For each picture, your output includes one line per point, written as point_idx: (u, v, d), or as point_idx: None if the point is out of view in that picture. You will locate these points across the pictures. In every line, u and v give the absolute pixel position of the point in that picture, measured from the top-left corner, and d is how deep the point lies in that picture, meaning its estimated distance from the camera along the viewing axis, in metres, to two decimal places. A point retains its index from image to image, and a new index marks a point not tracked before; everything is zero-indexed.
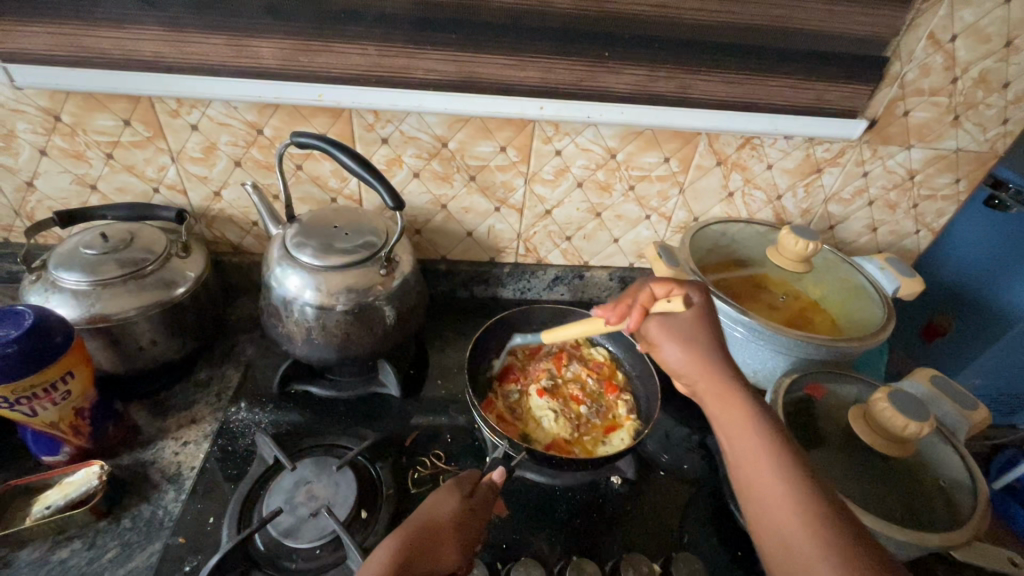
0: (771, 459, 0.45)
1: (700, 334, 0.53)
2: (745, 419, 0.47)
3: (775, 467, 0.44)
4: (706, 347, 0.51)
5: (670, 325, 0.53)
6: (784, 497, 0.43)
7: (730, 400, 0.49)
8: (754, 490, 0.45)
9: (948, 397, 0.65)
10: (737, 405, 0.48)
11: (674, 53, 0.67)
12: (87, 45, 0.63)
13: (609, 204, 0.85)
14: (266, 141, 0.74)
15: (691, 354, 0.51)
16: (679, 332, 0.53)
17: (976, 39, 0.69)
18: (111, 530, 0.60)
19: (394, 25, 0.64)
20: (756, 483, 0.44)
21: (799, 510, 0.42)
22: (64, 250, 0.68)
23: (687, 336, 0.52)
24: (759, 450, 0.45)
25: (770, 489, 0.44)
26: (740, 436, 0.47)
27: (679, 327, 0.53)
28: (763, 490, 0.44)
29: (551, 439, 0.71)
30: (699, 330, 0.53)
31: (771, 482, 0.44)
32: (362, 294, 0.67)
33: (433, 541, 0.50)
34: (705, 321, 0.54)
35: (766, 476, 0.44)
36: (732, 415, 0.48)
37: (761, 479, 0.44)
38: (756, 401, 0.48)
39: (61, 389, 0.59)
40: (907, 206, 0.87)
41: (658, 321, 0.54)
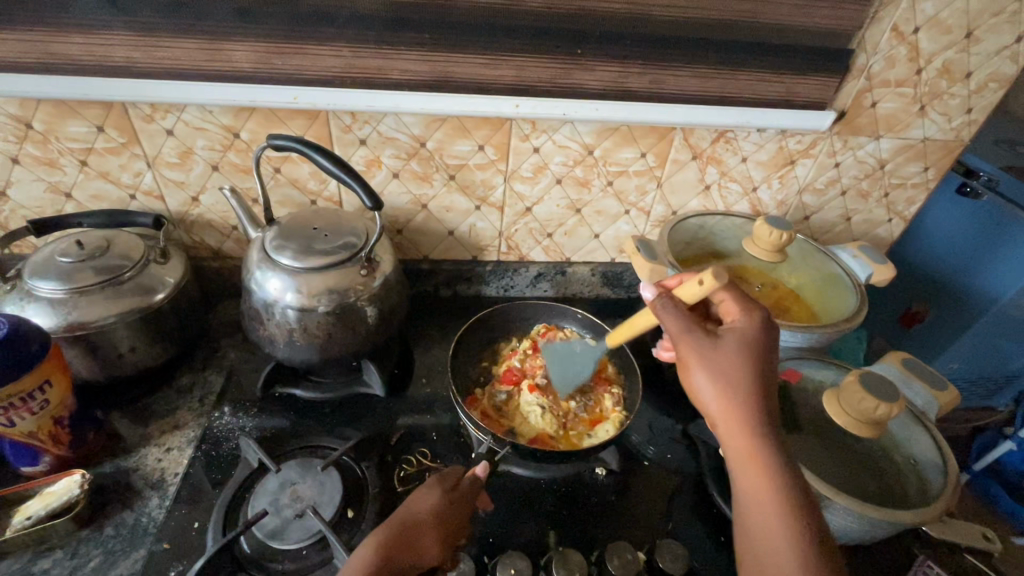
0: (783, 529, 0.43)
1: (746, 377, 0.47)
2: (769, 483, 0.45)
3: (789, 540, 0.43)
4: (743, 392, 0.47)
5: (707, 349, 0.49)
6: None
7: (756, 461, 0.46)
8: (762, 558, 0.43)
9: (917, 377, 0.67)
10: (760, 467, 0.45)
11: (645, 50, 0.68)
12: (56, 51, 0.63)
13: (588, 200, 0.86)
14: (243, 144, 0.74)
15: (723, 391, 0.47)
16: (725, 371, 0.47)
17: (938, 30, 0.71)
18: (94, 538, 0.60)
19: (368, 26, 0.64)
20: (763, 548, 0.44)
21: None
22: (39, 258, 0.67)
23: (732, 378, 0.47)
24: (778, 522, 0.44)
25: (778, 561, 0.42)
26: (756, 494, 0.45)
27: (726, 360, 0.48)
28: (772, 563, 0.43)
29: (535, 433, 0.71)
30: (740, 366, 0.48)
31: (783, 559, 0.42)
32: (343, 295, 0.67)
33: (413, 536, 0.51)
34: (760, 362, 0.48)
35: (778, 549, 0.43)
36: (756, 476, 0.46)
37: (769, 542, 0.43)
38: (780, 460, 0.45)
39: (38, 398, 0.59)
40: (879, 196, 0.89)
41: (710, 346, 0.49)
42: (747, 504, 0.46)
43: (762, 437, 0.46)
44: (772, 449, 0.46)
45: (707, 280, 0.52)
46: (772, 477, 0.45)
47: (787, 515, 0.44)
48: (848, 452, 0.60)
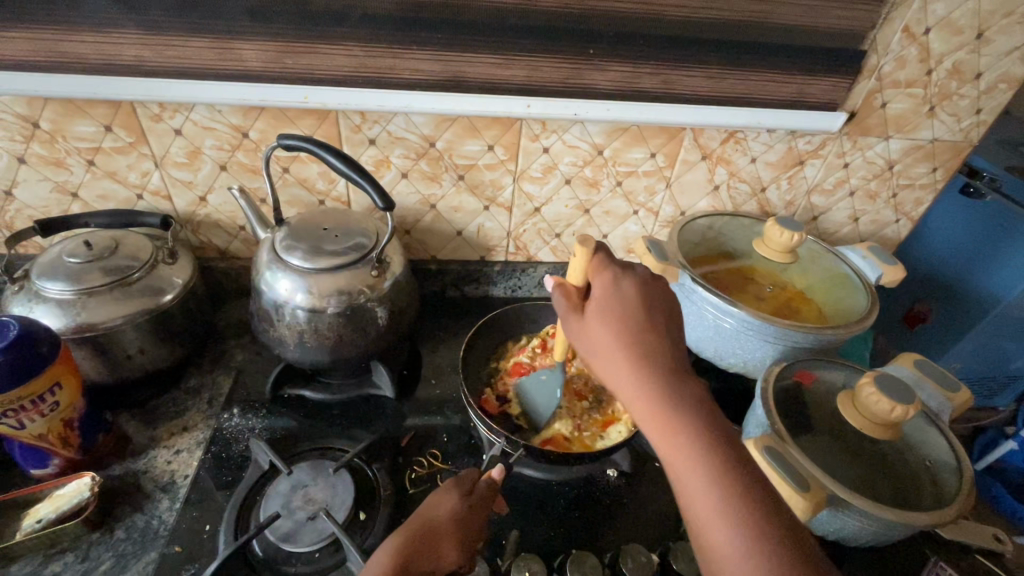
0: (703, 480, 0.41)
1: (618, 347, 0.47)
2: (680, 444, 0.42)
3: (716, 496, 0.40)
4: (622, 359, 0.46)
5: (581, 329, 0.49)
6: (724, 527, 0.39)
7: (660, 421, 0.44)
8: (697, 523, 0.41)
9: (930, 379, 0.67)
10: (663, 421, 0.43)
11: (657, 50, 0.68)
12: (65, 50, 0.62)
13: (597, 200, 0.86)
14: (251, 144, 0.74)
15: (608, 363, 0.47)
16: (600, 348, 0.47)
17: (949, 31, 0.70)
18: (104, 541, 0.60)
19: (379, 26, 0.64)
20: (692, 502, 0.41)
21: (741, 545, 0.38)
22: (47, 258, 0.67)
23: (608, 352, 0.47)
24: (699, 480, 0.41)
25: (711, 520, 0.40)
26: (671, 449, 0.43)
27: (600, 337, 0.48)
28: (705, 526, 0.40)
29: (548, 435, 0.71)
30: (611, 335, 0.47)
31: (708, 510, 0.40)
32: (353, 295, 0.67)
33: (433, 540, 0.51)
34: (631, 324, 0.47)
35: (708, 509, 0.40)
36: (664, 436, 0.43)
37: (693, 496, 0.41)
38: (681, 409, 0.43)
39: (49, 400, 0.58)
40: (887, 196, 0.89)
41: (580, 329, 0.49)
42: (666, 460, 0.44)
43: (654, 401, 0.44)
44: (669, 404, 0.44)
45: (579, 250, 0.49)
46: (678, 434, 0.43)
47: (709, 471, 0.41)
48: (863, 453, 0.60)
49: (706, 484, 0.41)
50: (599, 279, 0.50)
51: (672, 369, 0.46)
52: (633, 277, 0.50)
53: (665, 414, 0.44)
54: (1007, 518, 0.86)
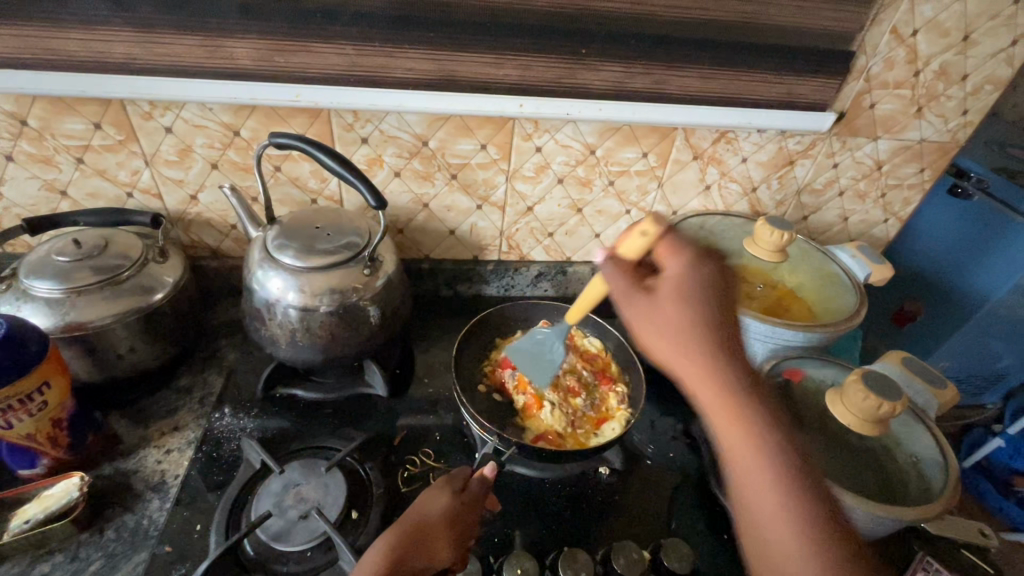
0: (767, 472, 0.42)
1: (697, 331, 0.44)
2: (746, 433, 0.43)
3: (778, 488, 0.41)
4: (693, 341, 0.43)
5: (647, 307, 0.46)
6: (782, 517, 0.41)
7: (727, 411, 0.43)
8: (754, 513, 0.42)
9: (918, 377, 0.68)
10: (733, 410, 0.43)
11: (650, 50, 0.68)
12: (55, 47, 0.62)
13: (589, 199, 0.86)
14: (243, 142, 0.74)
15: (672, 348, 0.44)
16: (674, 330, 0.44)
17: (936, 33, 0.71)
18: (94, 541, 0.59)
19: (372, 24, 0.64)
20: (750, 495, 0.42)
21: (802, 543, 0.40)
22: (36, 257, 0.66)
23: (682, 337, 0.44)
24: (765, 473, 0.42)
25: (769, 509, 0.42)
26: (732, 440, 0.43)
27: (669, 317, 0.45)
28: (766, 518, 0.42)
29: (541, 431, 0.72)
30: (681, 316, 0.44)
31: (768, 503, 0.41)
32: (345, 294, 0.67)
33: (427, 538, 0.51)
34: (708, 306, 0.44)
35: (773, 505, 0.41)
36: (730, 427, 0.43)
37: (755, 488, 0.42)
38: (752, 401, 0.43)
39: (37, 400, 0.58)
40: (876, 196, 0.90)
41: (648, 307, 0.46)
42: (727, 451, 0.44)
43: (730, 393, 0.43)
44: (740, 396, 0.43)
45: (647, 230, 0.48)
46: (745, 423, 0.43)
47: (775, 469, 0.42)
48: (850, 450, 0.61)
49: (770, 476, 0.42)
50: (676, 257, 0.47)
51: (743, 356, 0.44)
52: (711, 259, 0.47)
53: (739, 406, 0.43)
54: (992, 514, 0.88)
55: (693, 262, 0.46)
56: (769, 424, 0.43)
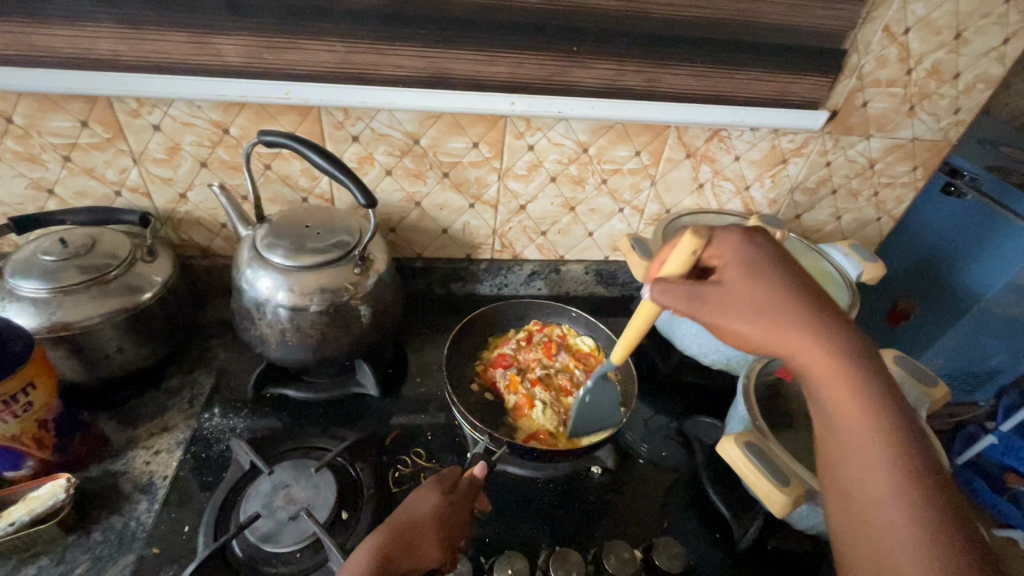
0: (871, 427, 0.42)
1: (780, 305, 0.46)
2: (851, 390, 0.43)
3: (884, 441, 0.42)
4: (781, 315, 0.45)
5: (725, 297, 0.46)
6: (888, 470, 0.41)
7: (830, 370, 0.44)
8: (853, 476, 0.42)
9: (910, 376, 0.68)
10: (836, 369, 0.44)
11: (642, 47, 0.68)
12: (39, 44, 0.61)
13: (582, 198, 0.86)
14: (232, 140, 0.73)
15: (763, 326, 0.45)
16: (756, 309, 0.46)
17: (928, 31, 0.71)
18: (81, 544, 0.59)
19: (361, 21, 0.63)
20: (852, 452, 0.42)
21: (904, 492, 0.40)
22: (22, 256, 0.65)
23: (765, 312, 0.45)
24: (868, 428, 0.42)
25: (872, 462, 0.41)
26: (837, 398, 0.44)
27: (749, 300, 0.46)
28: (865, 480, 0.41)
29: (533, 431, 0.71)
30: (759, 297, 0.46)
31: (873, 458, 0.41)
32: (336, 293, 0.66)
33: (413, 537, 0.51)
34: (782, 285, 0.47)
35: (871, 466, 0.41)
36: (834, 386, 0.44)
37: (858, 444, 0.42)
38: (857, 362, 0.44)
39: (22, 401, 0.57)
40: (868, 194, 0.90)
41: (723, 294, 0.47)
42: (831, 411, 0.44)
43: (832, 356, 0.44)
44: (842, 356, 0.44)
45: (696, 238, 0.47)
46: (850, 382, 0.43)
47: (878, 428, 0.42)
48: None
49: (876, 431, 0.42)
50: (732, 248, 0.49)
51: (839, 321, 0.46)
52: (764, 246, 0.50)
53: (842, 372, 0.44)
54: None
55: (754, 252, 0.49)
56: (871, 380, 0.43)
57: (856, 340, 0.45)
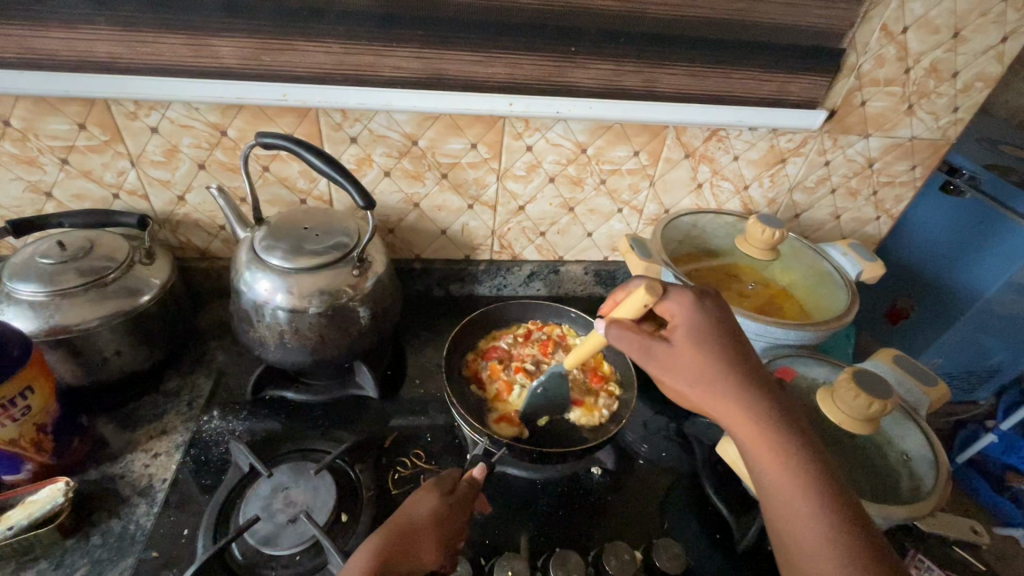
0: (802, 491, 0.43)
1: (721, 371, 0.46)
2: (781, 454, 0.44)
3: (814, 504, 0.43)
4: (718, 378, 0.46)
5: (668, 354, 0.48)
6: (819, 535, 0.42)
7: (760, 435, 0.45)
8: (795, 549, 0.43)
9: (910, 376, 0.68)
10: (766, 434, 0.45)
11: (639, 48, 0.68)
12: (36, 47, 0.61)
13: (581, 198, 0.86)
14: (230, 142, 0.73)
15: (699, 386, 0.46)
16: (697, 373, 0.47)
17: (926, 30, 0.71)
18: (79, 548, 0.59)
19: (359, 22, 0.63)
20: (789, 517, 0.43)
21: (838, 556, 0.41)
22: (19, 259, 0.65)
23: (706, 379, 0.46)
24: (800, 493, 0.43)
25: (806, 527, 0.42)
26: (768, 464, 0.45)
27: (689, 361, 0.47)
28: (804, 548, 0.42)
29: (506, 411, 0.73)
30: (699, 357, 0.47)
31: (806, 523, 0.42)
32: (334, 296, 0.66)
33: (411, 542, 0.50)
34: (722, 347, 0.48)
35: (811, 539, 0.42)
36: (765, 451, 0.45)
37: (792, 509, 0.43)
38: (784, 428, 0.45)
39: (20, 404, 0.57)
40: (867, 194, 0.89)
41: (668, 355, 0.48)
42: (764, 475, 0.45)
43: (765, 425, 0.45)
44: (770, 421, 0.45)
45: (646, 292, 0.49)
46: (777, 445, 0.45)
47: (812, 495, 0.43)
48: (844, 450, 0.61)
49: (807, 496, 0.43)
50: (681, 306, 0.50)
51: (771, 388, 0.47)
52: (712, 302, 0.51)
53: (772, 438, 0.45)
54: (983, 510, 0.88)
55: (701, 308, 0.50)
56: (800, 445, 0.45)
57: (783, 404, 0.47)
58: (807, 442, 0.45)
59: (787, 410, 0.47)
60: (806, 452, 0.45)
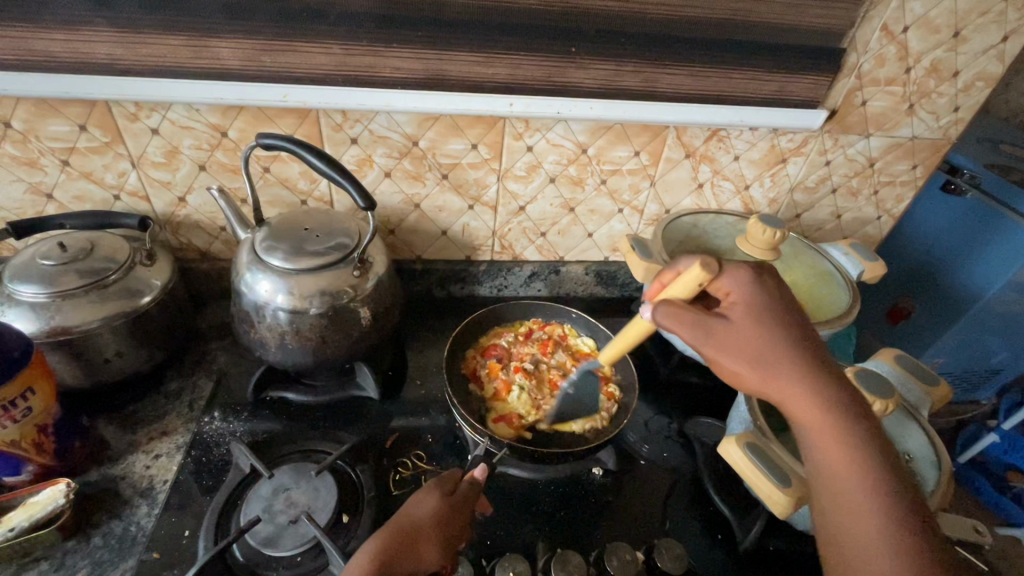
0: (854, 469, 0.44)
1: (780, 349, 0.47)
2: (836, 431, 0.45)
3: (864, 481, 0.44)
4: (776, 355, 0.46)
5: (725, 331, 0.47)
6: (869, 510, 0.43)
7: (817, 412, 0.45)
8: (844, 526, 0.43)
9: (912, 376, 0.67)
10: (824, 412, 0.45)
11: (639, 48, 0.68)
12: (36, 49, 0.61)
13: (581, 199, 0.86)
14: (231, 143, 0.73)
15: (757, 363, 0.46)
16: (756, 351, 0.47)
17: (926, 30, 0.71)
18: (80, 549, 0.58)
19: (359, 23, 0.63)
20: (840, 494, 0.44)
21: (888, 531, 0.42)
22: (20, 261, 0.65)
23: (763, 357, 0.47)
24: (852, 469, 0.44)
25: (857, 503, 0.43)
26: (823, 440, 0.45)
27: (746, 339, 0.47)
28: (853, 525, 0.43)
29: (506, 411, 0.73)
30: (757, 334, 0.47)
31: (857, 500, 0.43)
32: (335, 296, 0.66)
33: (413, 543, 0.50)
34: (779, 324, 0.48)
35: (862, 513, 0.43)
36: (821, 428, 0.45)
37: (843, 486, 0.44)
38: (841, 406, 0.46)
39: (21, 406, 0.57)
40: (868, 193, 0.89)
41: (726, 331, 0.47)
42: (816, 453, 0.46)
43: (822, 402, 0.45)
44: (828, 399, 0.46)
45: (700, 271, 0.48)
46: (833, 422, 0.45)
47: (864, 472, 0.44)
48: None
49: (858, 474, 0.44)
50: (738, 284, 0.50)
51: (830, 364, 0.48)
52: (766, 281, 0.51)
53: (828, 415, 0.45)
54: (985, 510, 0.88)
55: (757, 287, 0.49)
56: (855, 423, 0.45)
57: (841, 382, 0.47)
58: (863, 420, 0.46)
59: (844, 388, 0.47)
60: (862, 428, 0.45)
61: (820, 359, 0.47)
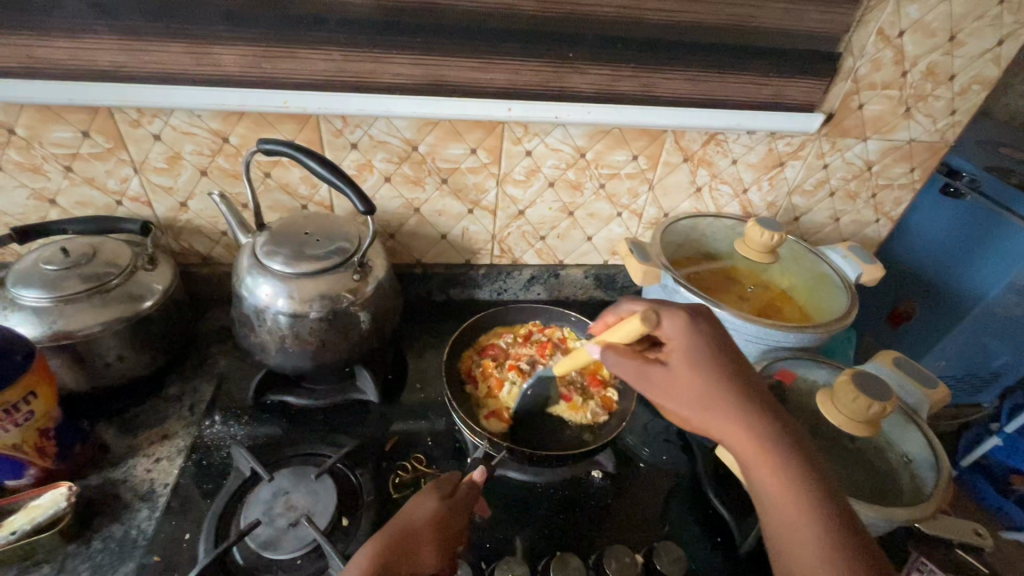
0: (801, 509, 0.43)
1: (715, 390, 0.48)
2: (779, 470, 0.44)
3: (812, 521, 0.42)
4: (714, 397, 0.48)
5: (664, 376, 0.50)
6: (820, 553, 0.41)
7: (758, 450, 0.45)
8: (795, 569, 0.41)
9: (910, 378, 0.68)
10: (765, 450, 0.45)
11: (637, 53, 0.69)
12: (40, 56, 0.62)
13: (581, 203, 0.86)
14: (232, 149, 0.74)
15: (695, 406, 0.48)
16: (694, 394, 0.48)
17: (922, 34, 0.72)
18: (81, 552, 0.59)
19: (359, 30, 0.64)
20: (790, 537, 0.42)
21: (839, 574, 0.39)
22: (23, 266, 0.66)
23: (702, 399, 0.48)
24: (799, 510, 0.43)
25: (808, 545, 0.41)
26: (768, 481, 0.45)
27: (685, 382, 0.49)
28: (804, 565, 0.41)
29: (498, 407, 0.73)
30: (696, 378, 0.49)
31: (806, 540, 0.41)
32: (335, 300, 0.66)
33: (411, 545, 0.50)
34: (718, 367, 0.49)
35: (811, 558, 0.41)
36: (764, 467, 0.45)
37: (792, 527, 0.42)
38: (783, 445, 0.45)
39: (23, 410, 0.58)
40: (866, 196, 0.89)
41: (665, 377, 0.50)
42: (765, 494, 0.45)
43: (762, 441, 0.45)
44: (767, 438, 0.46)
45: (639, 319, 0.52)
46: (775, 461, 0.45)
47: (812, 513, 0.42)
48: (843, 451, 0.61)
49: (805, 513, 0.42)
50: (678, 331, 0.52)
51: (768, 405, 0.48)
52: (709, 327, 0.53)
53: (769, 454, 0.45)
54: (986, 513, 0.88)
55: (697, 332, 0.51)
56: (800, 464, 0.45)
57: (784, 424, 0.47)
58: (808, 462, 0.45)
59: (788, 430, 0.47)
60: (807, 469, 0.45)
61: (758, 400, 0.48)
